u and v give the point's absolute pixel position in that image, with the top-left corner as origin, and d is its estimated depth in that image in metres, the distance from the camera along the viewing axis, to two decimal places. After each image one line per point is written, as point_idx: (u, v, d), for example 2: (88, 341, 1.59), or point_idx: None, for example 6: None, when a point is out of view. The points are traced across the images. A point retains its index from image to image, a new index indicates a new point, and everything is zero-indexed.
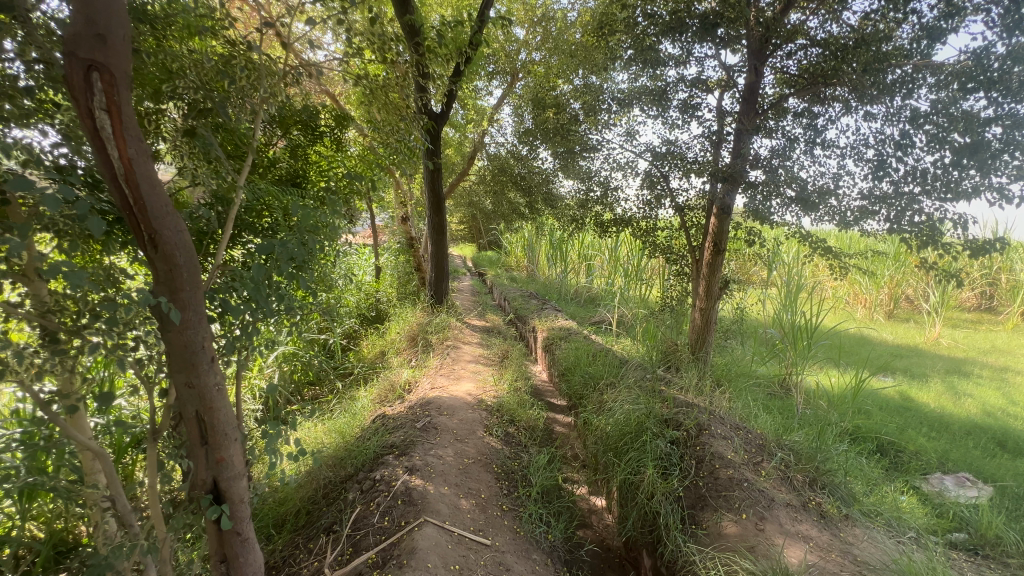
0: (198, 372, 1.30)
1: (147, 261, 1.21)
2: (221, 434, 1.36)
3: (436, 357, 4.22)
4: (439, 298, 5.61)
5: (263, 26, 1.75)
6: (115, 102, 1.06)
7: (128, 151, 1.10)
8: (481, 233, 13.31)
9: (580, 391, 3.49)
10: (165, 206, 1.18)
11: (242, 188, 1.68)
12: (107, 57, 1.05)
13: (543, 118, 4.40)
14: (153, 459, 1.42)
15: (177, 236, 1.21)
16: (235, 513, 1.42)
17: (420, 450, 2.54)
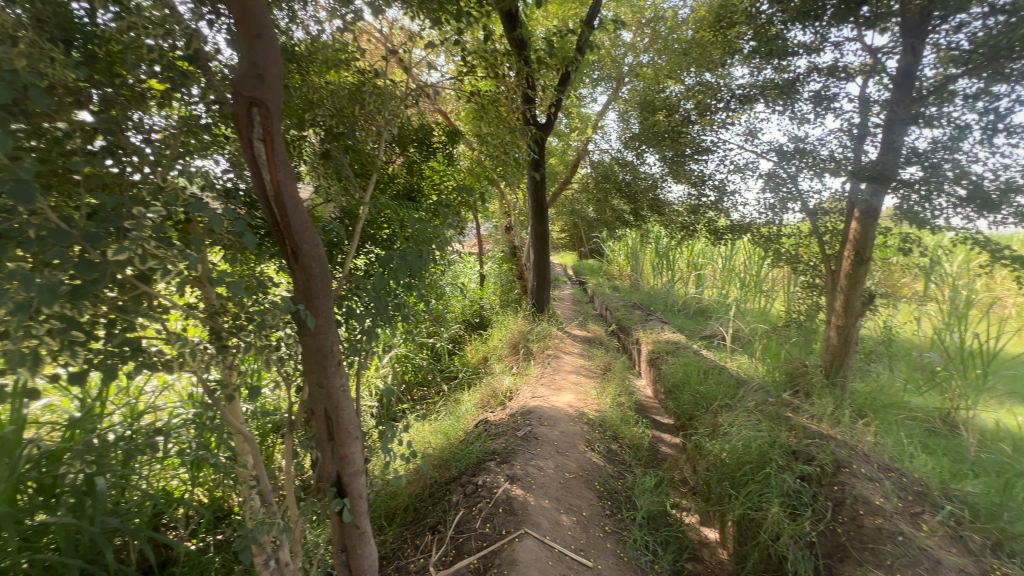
0: (327, 374, 1.44)
1: (290, 271, 1.36)
2: (345, 432, 1.48)
3: (537, 366, 4.24)
4: (541, 306, 5.64)
5: (389, 54, 1.91)
6: (269, 131, 1.21)
7: (278, 174, 1.25)
8: (581, 242, 13.20)
9: (691, 412, 3.25)
10: (305, 222, 1.32)
11: (366, 204, 1.84)
12: (263, 93, 1.20)
13: (651, 121, 4.21)
14: (289, 449, 1.59)
15: (315, 249, 1.35)
16: (355, 508, 1.53)
17: (521, 459, 2.55)
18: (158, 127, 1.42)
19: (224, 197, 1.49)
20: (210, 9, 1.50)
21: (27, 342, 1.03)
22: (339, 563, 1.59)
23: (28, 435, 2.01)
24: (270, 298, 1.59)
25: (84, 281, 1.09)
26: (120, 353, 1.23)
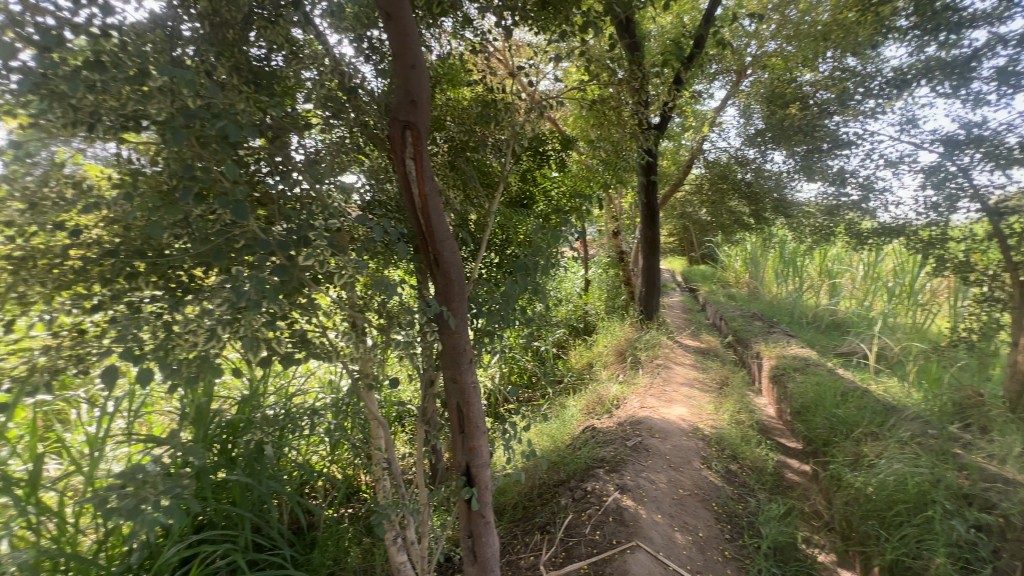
0: (460, 370, 1.56)
1: (431, 275, 1.51)
2: (474, 425, 1.59)
3: (646, 375, 4.10)
4: (649, 313, 5.46)
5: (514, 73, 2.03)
6: (419, 151, 1.37)
7: (425, 188, 1.40)
8: (692, 247, 12.47)
9: (825, 437, 2.90)
10: (446, 231, 1.46)
11: (493, 213, 1.96)
12: (414, 117, 1.36)
13: (782, 116, 3.93)
14: (422, 436, 1.74)
15: (453, 255, 1.49)
16: (481, 497, 1.63)
17: (631, 470, 2.50)
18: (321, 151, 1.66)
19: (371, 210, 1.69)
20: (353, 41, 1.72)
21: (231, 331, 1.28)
22: (465, 548, 1.70)
23: (214, 406, 2.45)
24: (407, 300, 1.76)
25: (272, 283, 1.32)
26: (295, 344, 1.47)
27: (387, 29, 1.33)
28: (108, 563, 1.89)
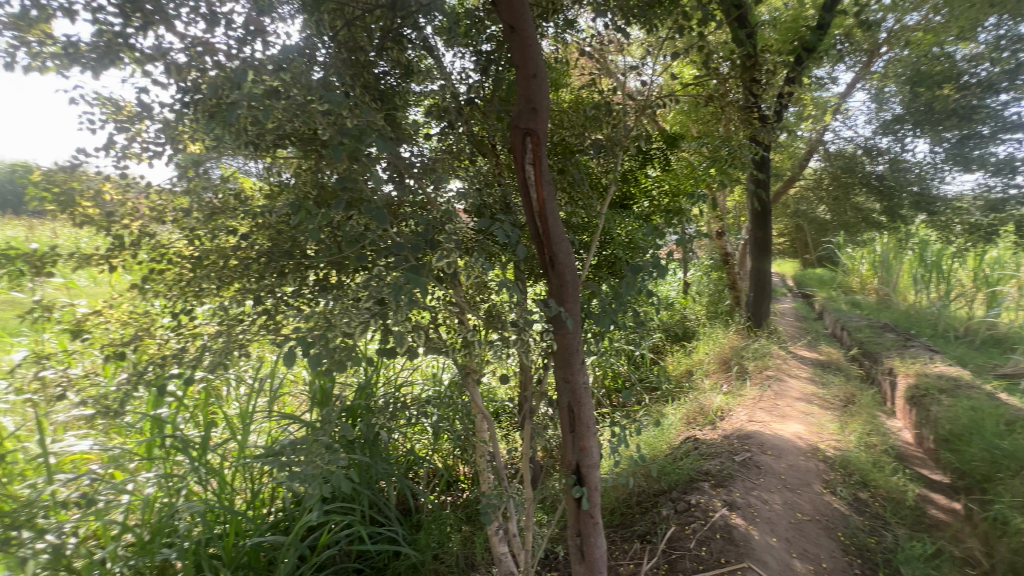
0: (572, 370, 1.64)
1: (546, 277, 1.62)
2: (585, 425, 1.65)
3: (754, 387, 3.82)
4: (758, 321, 5.11)
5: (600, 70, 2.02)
6: (538, 156, 1.49)
7: (543, 193, 1.52)
8: (807, 249, 11.32)
9: (985, 472, 2.49)
10: (562, 234, 1.56)
11: (602, 214, 1.96)
12: (535, 125, 1.49)
13: (931, 99, 4.04)
14: (531, 432, 1.80)
15: (568, 257, 1.58)
16: (591, 497, 1.67)
17: (740, 487, 2.36)
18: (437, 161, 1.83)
19: (483, 216, 1.80)
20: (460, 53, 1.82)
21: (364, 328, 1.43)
22: (573, 546, 1.73)
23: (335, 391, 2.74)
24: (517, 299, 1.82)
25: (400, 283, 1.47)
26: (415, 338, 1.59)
27: (513, 49, 1.47)
28: (255, 522, 2.20)
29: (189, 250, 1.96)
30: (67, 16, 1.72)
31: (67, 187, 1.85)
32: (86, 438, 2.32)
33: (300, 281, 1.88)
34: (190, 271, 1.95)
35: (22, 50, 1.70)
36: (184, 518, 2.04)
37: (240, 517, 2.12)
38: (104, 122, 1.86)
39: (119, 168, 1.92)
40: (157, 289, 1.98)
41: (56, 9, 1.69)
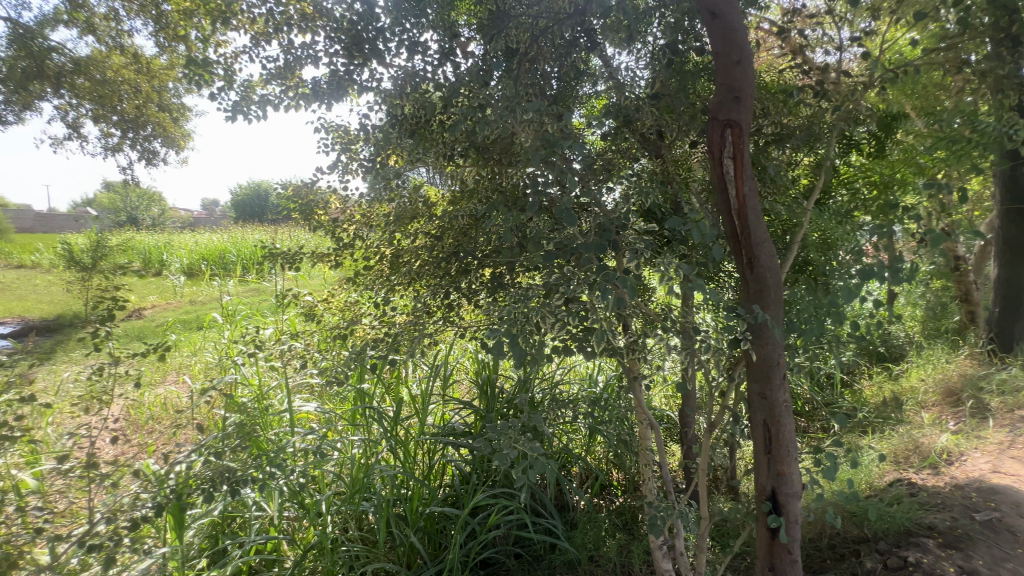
0: (771, 386, 1.57)
1: (742, 278, 1.58)
2: (784, 449, 1.58)
3: (999, 430, 3.00)
4: (1005, 344, 3.99)
5: (801, 48, 1.77)
6: (739, 148, 1.47)
7: (743, 189, 1.49)
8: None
9: None
10: (764, 234, 1.51)
11: (810, 212, 1.72)
12: (738, 115, 1.47)
13: None
14: (717, 449, 1.70)
15: (769, 259, 1.52)
16: (790, 531, 1.58)
17: (984, 555, 1.90)
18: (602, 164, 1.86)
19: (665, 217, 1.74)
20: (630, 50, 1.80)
21: (543, 324, 1.50)
22: None
23: (498, 383, 2.92)
24: (702, 307, 1.71)
25: (578, 283, 1.50)
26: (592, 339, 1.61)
27: (716, 33, 1.49)
28: (433, 493, 2.48)
29: (389, 251, 2.29)
30: (312, 62, 2.15)
31: (308, 199, 2.33)
32: (310, 401, 2.88)
33: (477, 280, 2.06)
34: (390, 268, 2.27)
35: (283, 94, 2.18)
36: (379, 478, 2.39)
37: (421, 485, 2.40)
38: (333, 145, 2.28)
39: (342, 183, 2.33)
40: (365, 283, 2.35)
41: (306, 58, 2.13)
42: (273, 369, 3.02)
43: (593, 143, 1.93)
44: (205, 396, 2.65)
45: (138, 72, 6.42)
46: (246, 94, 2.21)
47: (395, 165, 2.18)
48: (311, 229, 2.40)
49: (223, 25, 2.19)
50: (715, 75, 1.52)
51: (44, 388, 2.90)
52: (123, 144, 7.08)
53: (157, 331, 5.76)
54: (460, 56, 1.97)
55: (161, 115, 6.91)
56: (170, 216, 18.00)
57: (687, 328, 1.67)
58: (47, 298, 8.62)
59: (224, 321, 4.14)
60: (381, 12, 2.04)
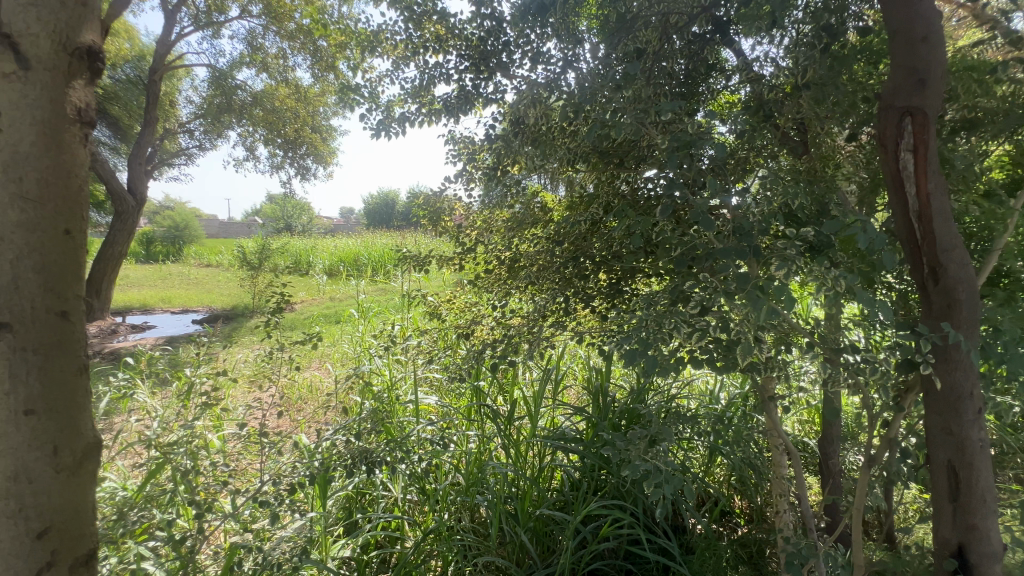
0: (960, 421, 1.34)
1: (921, 291, 1.36)
2: (979, 498, 1.34)
3: None
4: None
5: (1002, 14, 1.46)
6: (921, 139, 1.27)
7: (926, 186, 1.28)
8: None
9: None
10: (954, 240, 1.29)
11: (1015, 212, 1.42)
12: (922, 100, 1.27)
13: None
14: (880, 486, 1.47)
15: (961, 269, 1.30)
16: None
17: None
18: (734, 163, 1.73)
19: (815, 220, 1.55)
20: (771, 37, 1.66)
21: (674, 333, 1.42)
22: None
23: (610, 391, 2.86)
24: (862, 322, 1.50)
25: (713, 291, 1.41)
26: (724, 351, 1.50)
27: (892, 9, 1.30)
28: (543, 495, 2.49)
29: (507, 255, 2.36)
30: (443, 80, 2.32)
31: (436, 207, 2.51)
32: (431, 395, 3.09)
33: (595, 285, 2.05)
34: (507, 273, 2.34)
35: (418, 111, 2.39)
36: (492, 474, 2.48)
37: (532, 485, 2.43)
38: (459, 156, 2.43)
39: (467, 191, 2.48)
40: (484, 286, 2.46)
41: (439, 76, 2.31)
42: (400, 362, 3.30)
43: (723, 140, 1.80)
44: (344, 383, 2.99)
45: (299, 101, 7.52)
46: (387, 113, 2.46)
47: (516, 172, 2.26)
48: (438, 234, 2.58)
49: (371, 54, 2.47)
50: (891, 56, 1.33)
51: (226, 366, 3.52)
52: (285, 162, 8.34)
53: (305, 323, 6.65)
54: (584, 61, 1.98)
55: (313, 136, 8.01)
56: (316, 224, 20.78)
57: (842, 345, 1.47)
58: (227, 292, 10.44)
59: (359, 317, 4.64)
60: (508, 26, 2.14)
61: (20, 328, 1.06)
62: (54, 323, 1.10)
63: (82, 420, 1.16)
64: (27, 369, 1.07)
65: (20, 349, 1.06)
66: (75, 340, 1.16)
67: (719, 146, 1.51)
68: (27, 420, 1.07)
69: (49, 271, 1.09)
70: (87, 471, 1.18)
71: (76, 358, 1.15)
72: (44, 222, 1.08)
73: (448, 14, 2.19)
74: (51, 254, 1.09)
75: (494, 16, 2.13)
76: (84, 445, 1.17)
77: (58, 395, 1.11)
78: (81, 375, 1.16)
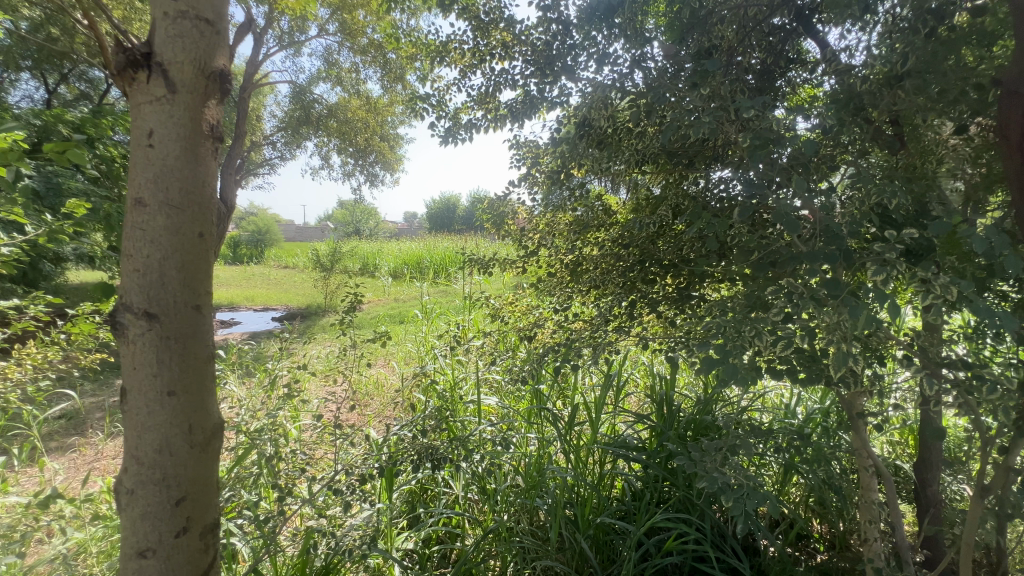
0: None
1: None
2: None
3: None
4: None
5: None
6: None
7: None
8: None
9: None
10: None
11: None
12: None
13: None
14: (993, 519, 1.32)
15: None
16: None
17: None
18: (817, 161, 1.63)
19: (914, 221, 1.42)
20: (862, 26, 1.54)
21: (754, 340, 1.34)
22: None
23: (675, 400, 2.76)
24: (973, 335, 1.35)
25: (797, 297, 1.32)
26: (807, 361, 1.40)
27: None
28: (604, 504, 2.44)
29: (569, 258, 2.33)
30: (509, 86, 2.36)
31: (500, 211, 2.54)
32: (491, 396, 3.14)
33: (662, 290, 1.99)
34: (570, 276, 2.32)
35: (484, 117, 2.44)
36: (552, 478, 2.46)
37: (593, 492, 2.40)
38: (523, 160, 2.46)
39: (530, 195, 2.49)
40: (545, 289, 2.45)
41: (504, 82, 2.35)
42: (461, 363, 3.38)
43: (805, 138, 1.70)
44: (409, 381, 3.11)
45: (369, 111, 7.89)
46: (454, 120, 2.53)
47: (580, 175, 2.25)
48: (501, 238, 2.62)
49: (439, 64, 2.56)
50: None
51: (303, 361, 3.77)
52: (356, 170, 8.82)
53: (372, 322, 6.99)
54: (653, 60, 1.94)
55: (382, 145, 8.41)
56: (383, 228, 21.78)
57: (948, 360, 1.33)
58: (303, 292, 11.20)
59: (422, 317, 4.81)
60: (574, 29, 2.14)
61: (163, 308, 1.07)
62: (190, 305, 1.10)
63: (210, 400, 1.17)
64: (167, 349, 1.07)
65: (163, 337, 1.07)
66: (206, 321, 1.15)
67: (803, 143, 1.43)
68: (167, 399, 1.09)
69: (189, 254, 1.08)
70: (214, 451, 1.19)
71: (206, 341, 1.15)
72: (186, 204, 1.07)
73: (515, 21, 2.22)
74: (191, 237, 1.08)
75: (561, 20, 2.13)
76: (213, 423, 1.18)
77: (192, 376, 1.12)
78: (212, 358, 1.15)
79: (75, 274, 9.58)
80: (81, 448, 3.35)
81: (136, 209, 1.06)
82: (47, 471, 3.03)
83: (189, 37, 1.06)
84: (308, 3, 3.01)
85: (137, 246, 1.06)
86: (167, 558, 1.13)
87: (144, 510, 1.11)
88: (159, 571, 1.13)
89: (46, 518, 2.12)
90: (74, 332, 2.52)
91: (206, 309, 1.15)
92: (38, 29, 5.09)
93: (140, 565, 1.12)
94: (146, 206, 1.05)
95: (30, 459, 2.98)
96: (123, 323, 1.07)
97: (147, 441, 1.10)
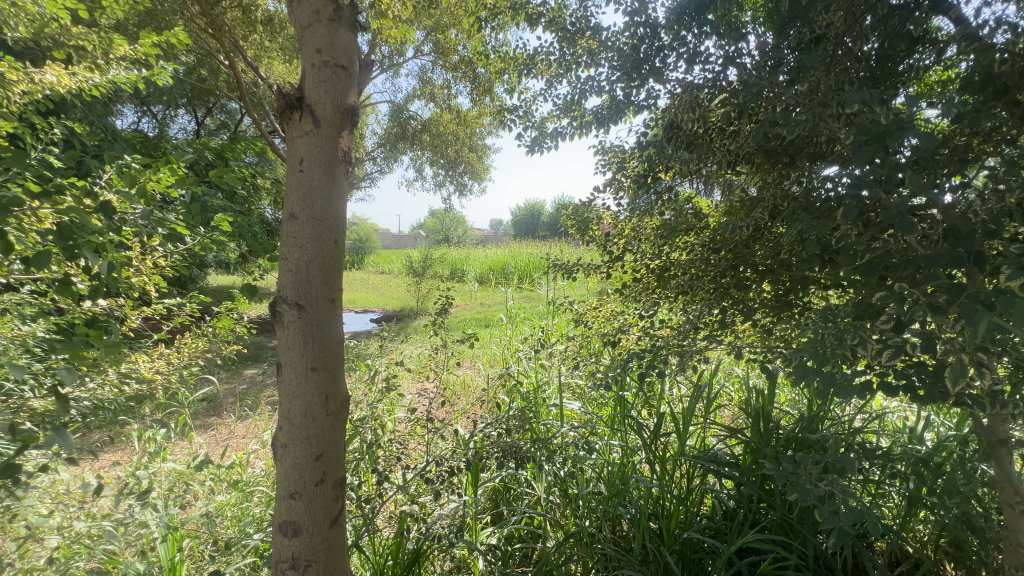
0: None
1: None
2: None
3: None
4: None
5: None
6: None
7: None
8: None
9: None
10: None
11: None
12: None
13: None
14: None
15: None
16: None
17: None
18: (948, 152, 1.45)
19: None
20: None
21: (862, 349, 1.24)
22: None
23: (775, 416, 2.57)
24: None
25: (913, 303, 1.20)
26: (929, 376, 1.26)
27: None
28: (692, 519, 2.33)
29: (656, 264, 2.29)
30: (594, 92, 2.38)
31: (583, 216, 2.55)
32: (574, 401, 3.15)
33: (759, 296, 1.89)
34: (656, 282, 2.29)
35: (569, 125, 2.48)
36: (636, 487, 2.41)
37: (680, 505, 2.31)
38: (608, 165, 2.46)
39: (615, 200, 2.48)
40: (630, 295, 2.43)
41: (589, 89, 2.38)
42: (545, 367, 3.42)
43: (932, 127, 1.52)
44: (494, 381, 3.23)
45: (460, 125, 7.62)
46: (540, 130, 2.61)
47: (668, 179, 2.20)
48: (585, 243, 2.63)
49: (526, 76, 2.65)
50: None
51: (399, 358, 4.06)
52: (447, 180, 9.30)
53: (460, 326, 7.31)
54: (748, 55, 1.85)
55: (470, 155, 8.78)
56: (470, 235, 22.71)
57: None
58: (398, 296, 12.01)
59: (507, 321, 4.93)
60: (663, 31, 2.11)
61: (309, 300, 1.25)
62: (328, 298, 1.27)
63: (341, 377, 1.34)
64: (311, 333, 1.26)
65: (308, 323, 1.25)
66: (338, 312, 1.32)
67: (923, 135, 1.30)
68: (311, 373, 1.27)
69: (327, 258, 1.26)
70: (343, 420, 1.36)
71: (339, 328, 1.32)
72: (325, 216, 1.25)
73: (601, 28, 2.24)
74: (329, 244, 1.26)
75: (649, 22, 2.11)
76: (343, 396, 1.35)
77: (330, 356, 1.29)
78: (343, 343, 1.33)
79: (214, 277, 11.12)
80: (219, 426, 3.90)
81: (290, 221, 1.25)
82: (194, 444, 3.56)
83: (330, 81, 1.23)
84: (407, 30, 3.26)
85: (290, 250, 1.24)
86: (308, 504, 1.32)
87: (292, 462, 1.30)
88: (303, 512, 1.32)
89: (195, 482, 2.50)
90: (218, 327, 2.95)
91: (338, 302, 1.32)
92: (192, 71, 6.02)
93: (289, 505, 1.32)
94: (297, 218, 1.24)
95: (182, 433, 3.53)
96: (278, 311, 1.26)
97: (295, 407, 1.28)
